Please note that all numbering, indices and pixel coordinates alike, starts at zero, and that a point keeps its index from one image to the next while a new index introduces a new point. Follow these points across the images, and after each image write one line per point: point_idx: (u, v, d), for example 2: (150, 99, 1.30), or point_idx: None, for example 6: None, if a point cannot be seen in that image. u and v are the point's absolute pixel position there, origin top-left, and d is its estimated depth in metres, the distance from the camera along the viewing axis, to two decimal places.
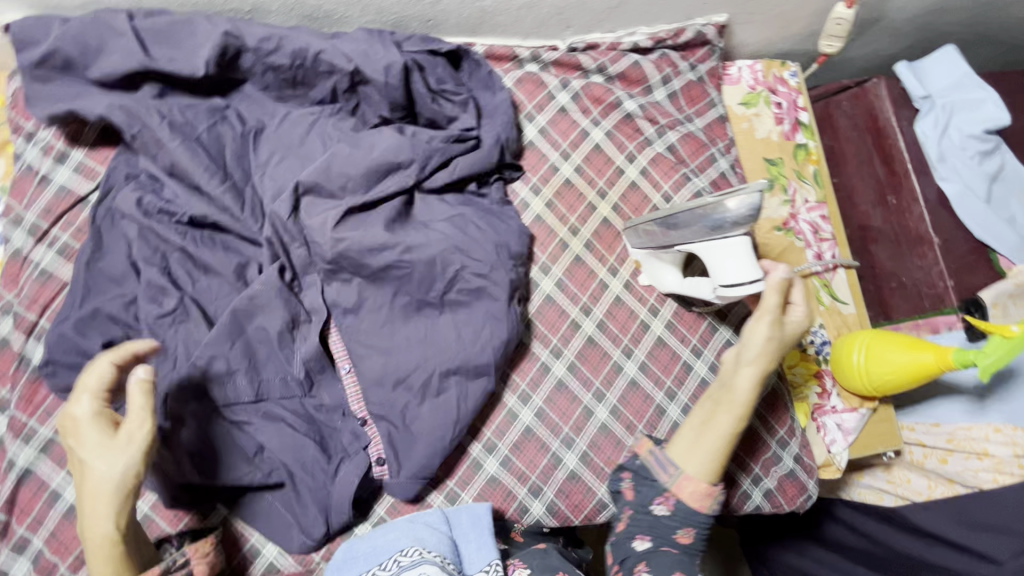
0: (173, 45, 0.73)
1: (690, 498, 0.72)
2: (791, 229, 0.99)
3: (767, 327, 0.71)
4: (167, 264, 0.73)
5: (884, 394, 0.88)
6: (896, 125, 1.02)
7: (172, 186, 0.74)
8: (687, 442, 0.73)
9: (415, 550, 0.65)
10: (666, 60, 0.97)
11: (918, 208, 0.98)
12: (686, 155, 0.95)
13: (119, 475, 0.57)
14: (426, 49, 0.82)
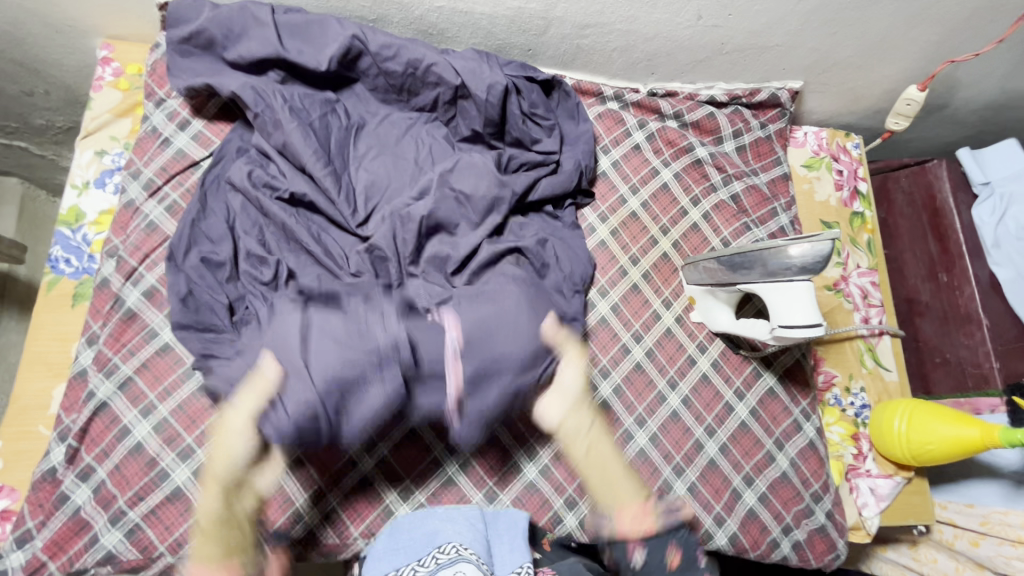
0: (304, 40, 0.81)
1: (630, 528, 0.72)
2: (841, 290, 1.02)
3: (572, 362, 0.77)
4: (262, 234, 0.79)
5: (920, 463, 0.88)
6: (953, 208, 1.04)
7: (280, 164, 0.80)
8: (602, 485, 0.74)
9: (453, 546, 0.67)
10: (739, 115, 1.03)
11: (970, 288, 1.00)
12: (748, 206, 1.00)
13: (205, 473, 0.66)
14: (524, 74, 0.89)
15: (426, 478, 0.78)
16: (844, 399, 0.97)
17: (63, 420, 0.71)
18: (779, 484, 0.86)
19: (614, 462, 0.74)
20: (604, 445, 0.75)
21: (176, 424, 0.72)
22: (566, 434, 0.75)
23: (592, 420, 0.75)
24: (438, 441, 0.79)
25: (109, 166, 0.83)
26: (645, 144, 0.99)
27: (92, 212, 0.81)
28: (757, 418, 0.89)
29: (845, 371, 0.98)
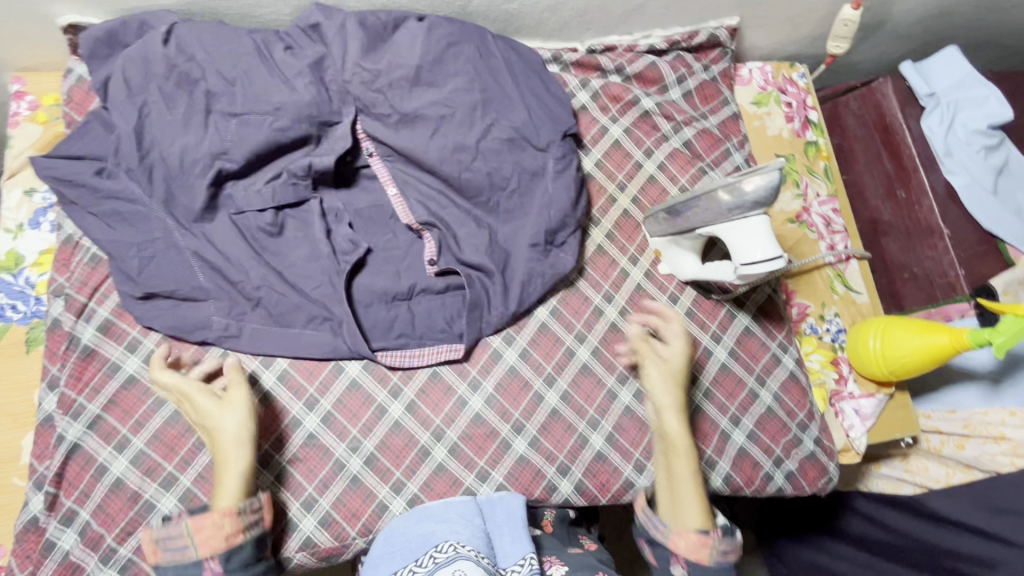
0: (221, 47, 0.78)
1: (686, 551, 0.73)
2: (805, 221, 1.02)
3: (656, 371, 0.80)
4: (208, 254, 0.77)
5: (901, 377, 0.89)
6: (904, 123, 1.04)
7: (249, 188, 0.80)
8: (668, 497, 0.76)
9: (448, 542, 0.64)
10: (681, 61, 1.02)
11: (928, 200, 1.01)
12: (702, 149, 0.99)
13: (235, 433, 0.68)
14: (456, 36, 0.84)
15: (416, 468, 0.78)
16: (819, 327, 0.98)
17: (36, 468, 0.70)
18: (766, 419, 0.88)
19: (692, 491, 0.75)
20: (688, 484, 0.75)
21: (154, 454, 0.71)
22: (666, 438, 0.78)
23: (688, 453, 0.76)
24: (424, 430, 0.79)
25: (40, 205, 0.79)
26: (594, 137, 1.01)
27: (31, 254, 0.78)
28: (737, 358, 0.90)
29: (817, 300, 0.99)
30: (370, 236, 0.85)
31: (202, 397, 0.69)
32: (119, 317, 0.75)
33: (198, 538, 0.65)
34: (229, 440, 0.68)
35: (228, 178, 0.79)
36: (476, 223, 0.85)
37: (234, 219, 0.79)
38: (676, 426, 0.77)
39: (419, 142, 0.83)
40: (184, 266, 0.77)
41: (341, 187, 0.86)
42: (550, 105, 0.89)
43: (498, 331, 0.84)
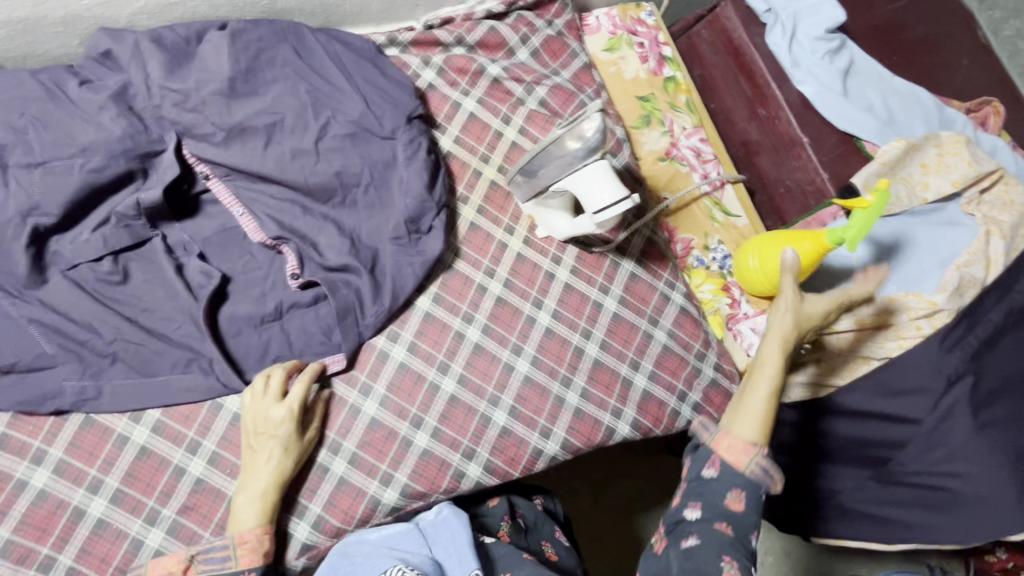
0: (13, 97, 0.73)
1: (733, 457, 0.68)
2: (675, 157, 1.03)
3: (792, 285, 0.74)
4: (47, 318, 0.72)
5: None
6: (750, 43, 1.06)
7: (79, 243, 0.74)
8: (738, 412, 0.70)
9: (398, 568, 0.61)
10: (522, 21, 1.00)
11: (785, 112, 1.03)
12: (559, 106, 0.98)
13: (273, 466, 0.71)
14: (273, 39, 0.81)
15: (316, 488, 0.75)
16: (705, 258, 0.99)
17: None
18: (664, 357, 0.89)
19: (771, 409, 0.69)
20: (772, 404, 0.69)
21: (24, 539, 0.69)
22: (789, 320, 0.73)
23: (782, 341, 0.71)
24: (319, 447, 0.77)
25: None
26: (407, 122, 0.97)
27: None
28: (627, 304, 0.90)
29: (700, 232, 1.00)
30: (227, 261, 0.81)
31: (274, 412, 0.72)
32: None
33: (239, 550, 0.68)
34: (273, 460, 0.71)
35: (51, 233, 0.74)
36: (338, 226, 0.83)
37: (68, 275, 0.73)
38: (777, 359, 0.71)
39: (254, 155, 0.79)
40: (19, 335, 0.71)
41: (184, 218, 0.81)
42: (390, 89, 0.87)
43: (380, 330, 0.82)
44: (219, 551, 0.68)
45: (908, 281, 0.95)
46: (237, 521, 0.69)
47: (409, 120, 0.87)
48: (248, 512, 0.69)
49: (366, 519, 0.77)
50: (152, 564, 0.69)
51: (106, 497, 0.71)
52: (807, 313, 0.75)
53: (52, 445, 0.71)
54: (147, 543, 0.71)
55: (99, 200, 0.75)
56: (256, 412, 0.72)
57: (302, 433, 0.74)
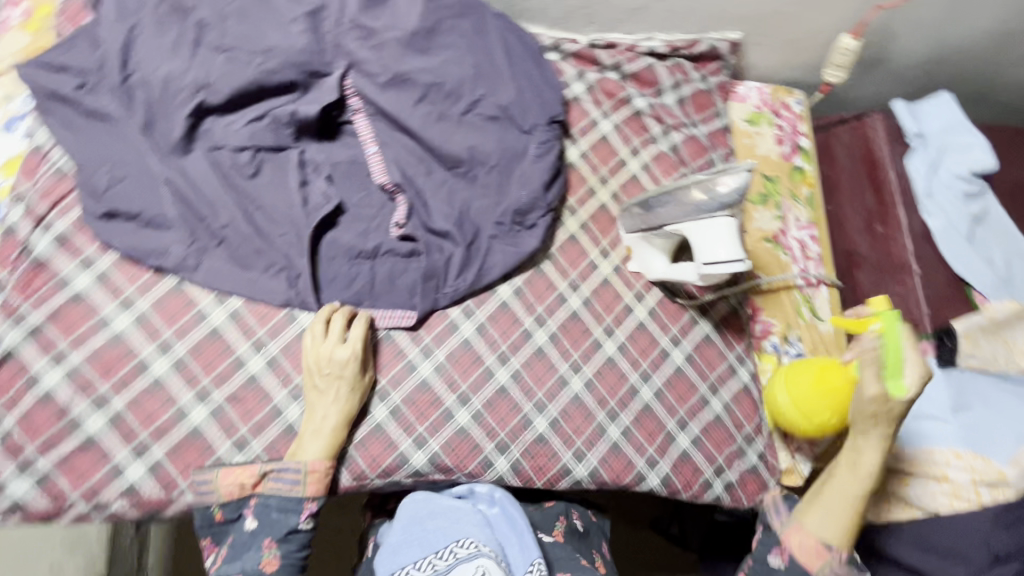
0: None
1: (802, 555, 0.76)
2: (781, 242, 1.03)
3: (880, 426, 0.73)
4: (177, 186, 0.76)
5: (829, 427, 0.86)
6: (890, 160, 1.06)
7: (230, 125, 0.79)
8: (813, 512, 0.77)
9: (471, 542, 0.66)
10: (679, 68, 1.03)
11: (902, 237, 1.02)
12: (687, 156, 1.00)
13: (337, 404, 0.73)
14: (458, 8, 0.86)
15: (353, 425, 0.76)
16: (780, 347, 0.97)
17: None
18: (713, 427, 0.88)
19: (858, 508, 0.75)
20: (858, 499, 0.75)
21: (89, 372, 0.70)
22: (908, 419, 0.72)
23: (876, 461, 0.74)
24: (368, 388, 0.78)
25: (16, 112, 0.78)
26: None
27: None
28: (693, 363, 0.90)
29: (783, 321, 0.98)
30: (344, 191, 0.85)
31: (339, 354, 0.73)
32: (77, 231, 0.74)
33: (308, 478, 0.70)
34: (340, 398, 0.73)
35: (209, 112, 0.79)
36: (455, 190, 0.86)
37: (210, 154, 0.78)
38: (877, 470, 0.74)
39: (405, 106, 0.84)
40: (149, 192, 0.75)
41: (323, 139, 0.85)
42: (544, 89, 0.91)
43: (458, 302, 0.84)
44: (287, 476, 0.69)
45: (976, 440, 0.89)
46: (302, 452, 0.71)
47: (550, 121, 0.90)
48: (313, 446, 0.71)
49: (388, 474, 0.76)
50: (222, 471, 0.69)
51: (170, 361, 0.73)
52: (904, 402, 0.70)
53: (143, 297, 0.74)
54: (190, 417, 0.72)
55: (260, 98, 0.81)
56: (319, 357, 0.74)
57: (366, 375, 0.76)
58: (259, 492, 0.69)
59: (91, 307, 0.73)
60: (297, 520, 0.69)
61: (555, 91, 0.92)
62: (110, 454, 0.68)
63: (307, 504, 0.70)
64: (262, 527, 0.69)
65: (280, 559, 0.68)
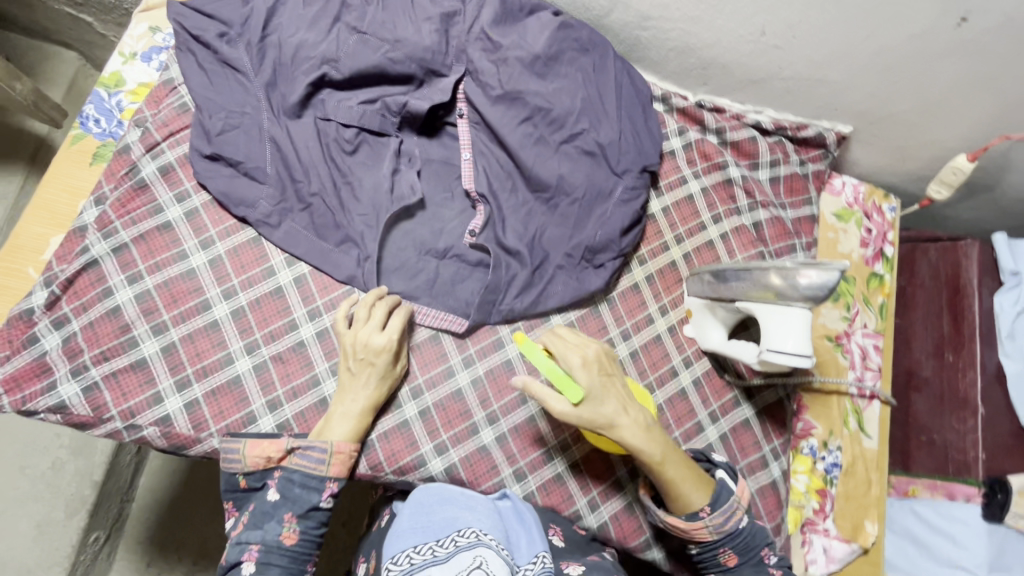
0: None
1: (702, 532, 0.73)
2: (842, 345, 0.99)
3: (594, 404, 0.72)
4: (280, 146, 0.79)
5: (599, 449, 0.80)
6: (977, 289, 1.00)
7: (342, 100, 0.82)
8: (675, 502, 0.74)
9: (471, 532, 0.63)
10: (780, 147, 1.02)
11: (974, 373, 0.96)
12: (768, 236, 0.98)
13: (368, 392, 0.73)
14: (583, 42, 0.88)
15: (382, 415, 0.77)
16: (817, 451, 0.93)
17: (54, 267, 0.72)
18: None
19: (681, 466, 0.73)
20: (679, 460, 0.74)
21: (157, 298, 0.73)
22: (610, 398, 0.73)
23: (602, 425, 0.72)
24: (404, 382, 0.79)
25: (158, 43, 0.83)
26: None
27: (131, 82, 0.82)
28: (725, 444, 0.88)
29: (827, 425, 0.94)
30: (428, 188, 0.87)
31: (376, 342, 0.74)
32: (181, 165, 0.78)
33: (333, 458, 0.70)
34: (371, 385, 0.73)
35: (328, 85, 0.82)
36: (533, 214, 0.86)
37: (318, 124, 0.81)
38: (647, 436, 0.73)
39: (508, 122, 0.85)
40: (254, 145, 0.78)
41: (422, 135, 0.88)
42: (644, 138, 0.91)
43: (510, 321, 0.84)
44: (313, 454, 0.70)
45: None
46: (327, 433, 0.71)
47: (642, 170, 0.90)
48: (337, 428, 0.72)
49: (404, 472, 0.76)
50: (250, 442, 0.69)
51: (231, 307, 0.75)
52: (592, 398, 0.71)
53: (222, 241, 0.77)
54: (234, 365, 0.73)
55: (377, 83, 0.84)
56: (354, 340, 0.74)
57: (397, 367, 0.76)
58: (283, 466, 0.70)
59: (175, 238, 0.76)
60: (319, 498, 0.70)
61: (655, 141, 0.92)
62: (156, 381, 0.71)
63: (329, 484, 0.71)
64: (283, 502, 0.69)
65: (300, 534, 0.68)
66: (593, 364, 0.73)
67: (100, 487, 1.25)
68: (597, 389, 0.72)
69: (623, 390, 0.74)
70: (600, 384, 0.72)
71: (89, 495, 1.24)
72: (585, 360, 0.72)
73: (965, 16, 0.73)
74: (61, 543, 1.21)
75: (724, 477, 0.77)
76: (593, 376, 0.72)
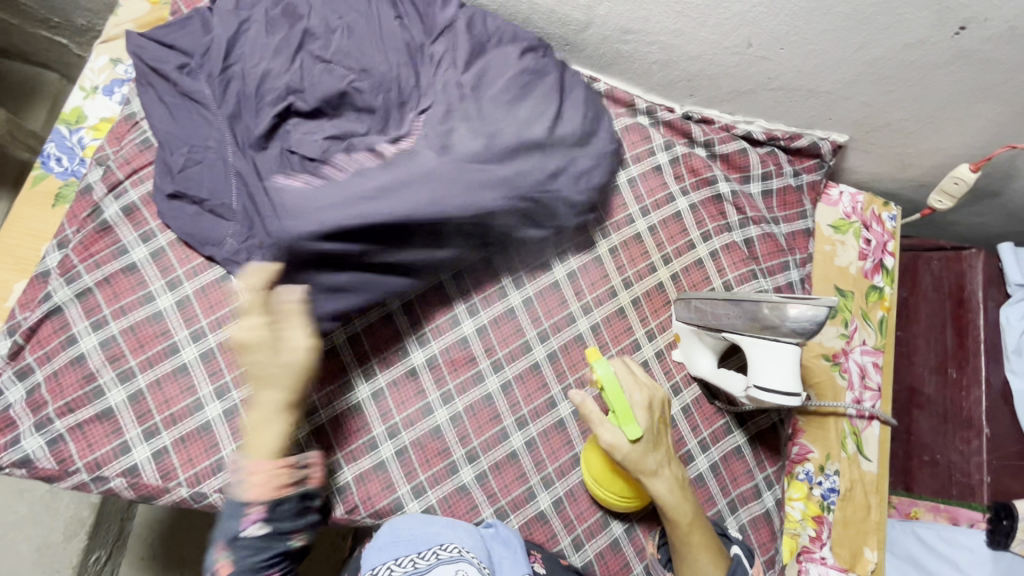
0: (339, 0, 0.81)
1: None
2: (839, 364, 0.96)
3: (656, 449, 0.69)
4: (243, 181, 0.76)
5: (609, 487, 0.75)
6: (982, 303, 0.97)
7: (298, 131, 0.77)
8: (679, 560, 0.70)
9: (454, 547, 0.64)
10: (773, 158, 0.98)
11: (978, 391, 0.93)
12: (760, 253, 0.94)
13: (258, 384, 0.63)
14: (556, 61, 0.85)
15: (357, 456, 0.75)
16: (814, 477, 0.90)
17: (16, 315, 0.71)
18: None
19: (707, 538, 0.70)
20: (705, 529, 0.70)
21: (123, 344, 0.71)
22: (660, 449, 0.70)
23: (653, 475, 0.69)
24: (379, 421, 0.76)
25: (120, 76, 0.81)
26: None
27: (92, 117, 0.80)
28: (716, 474, 0.85)
29: (824, 450, 0.91)
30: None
31: (296, 336, 0.63)
32: (145, 204, 0.76)
33: (254, 478, 0.61)
34: (276, 384, 0.63)
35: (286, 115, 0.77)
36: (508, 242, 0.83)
37: (282, 153, 0.75)
38: (679, 495, 0.69)
39: None
40: (215, 181, 0.75)
41: None
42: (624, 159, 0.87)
43: (489, 354, 0.82)
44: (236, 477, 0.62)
45: None
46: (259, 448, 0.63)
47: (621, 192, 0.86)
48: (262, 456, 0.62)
49: (380, 516, 0.74)
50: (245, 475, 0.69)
51: (199, 350, 0.73)
52: (646, 442, 0.68)
53: (189, 280, 0.75)
54: (204, 412, 0.71)
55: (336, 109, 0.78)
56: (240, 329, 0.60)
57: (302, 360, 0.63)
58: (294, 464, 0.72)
59: (141, 280, 0.74)
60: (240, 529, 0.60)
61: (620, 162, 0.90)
62: (123, 430, 0.69)
63: (249, 511, 0.60)
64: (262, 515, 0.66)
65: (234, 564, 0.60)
66: (655, 409, 0.70)
67: (97, 509, 1.23)
68: (652, 435, 0.68)
69: (671, 442, 0.72)
70: (655, 431, 0.69)
71: (87, 516, 1.23)
72: (648, 403, 0.69)
73: (962, 26, 0.68)
74: (61, 565, 1.20)
75: (739, 553, 0.74)
76: (651, 420, 0.69)
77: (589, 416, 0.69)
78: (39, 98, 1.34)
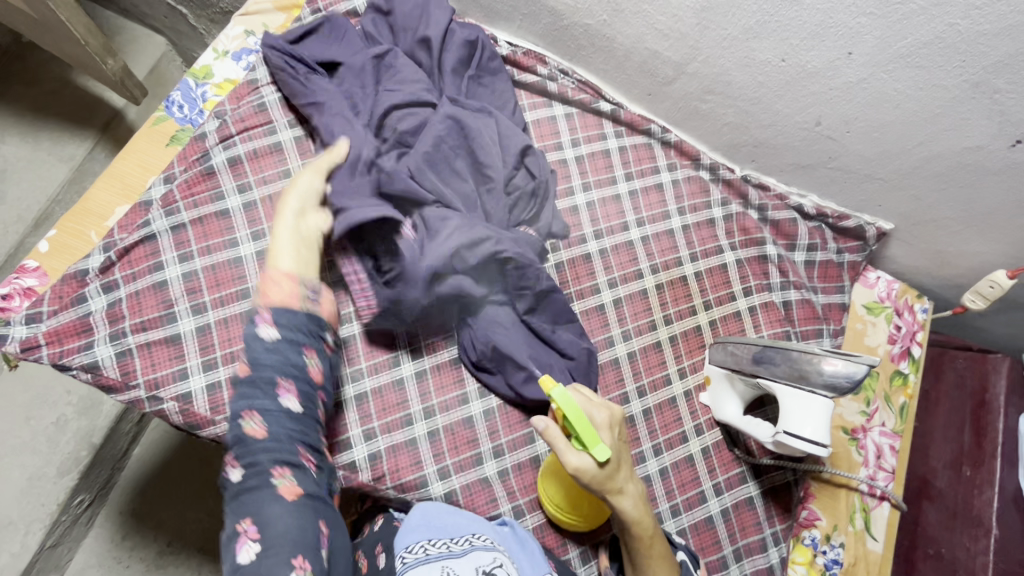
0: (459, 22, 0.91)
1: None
2: (857, 439, 0.98)
3: (619, 467, 0.68)
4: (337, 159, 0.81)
5: (568, 506, 0.75)
6: (1002, 407, 0.98)
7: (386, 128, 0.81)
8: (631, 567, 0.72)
9: (476, 537, 0.67)
10: (819, 232, 1.04)
11: (990, 492, 0.94)
12: (796, 317, 0.99)
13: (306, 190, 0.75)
14: (593, 107, 1.00)
15: (392, 429, 0.78)
16: (819, 544, 0.90)
17: (114, 235, 0.77)
18: None
19: (664, 550, 0.70)
20: (663, 541, 0.71)
21: (202, 279, 0.76)
22: (625, 467, 0.69)
23: (615, 493, 0.67)
24: (418, 401, 0.79)
25: (249, 46, 0.90)
26: (626, 197, 0.98)
27: (218, 76, 0.88)
28: (726, 520, 0.87)
29: (832, 519, 0.92)
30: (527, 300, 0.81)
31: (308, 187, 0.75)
32: (249, 159, 0.82)
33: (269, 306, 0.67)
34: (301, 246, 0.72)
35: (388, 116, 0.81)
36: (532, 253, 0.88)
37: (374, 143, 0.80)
38: (646, 511, 0.70)
39: (544, 190, 0.88)
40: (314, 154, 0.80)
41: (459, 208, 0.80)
42: (630, 196, 0.98)
43: None
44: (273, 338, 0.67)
45: None
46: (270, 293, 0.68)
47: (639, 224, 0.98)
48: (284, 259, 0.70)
49: (404, 490, 0.76)
50: None
51: None
52: (612, 461, 0.66)
53: (226, 248, 0.78)
54: None
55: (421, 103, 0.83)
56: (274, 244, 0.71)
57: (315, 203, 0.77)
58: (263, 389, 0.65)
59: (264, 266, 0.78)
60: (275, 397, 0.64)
61: (646, 207, 0.98)
62: (185, 357, 0.73)
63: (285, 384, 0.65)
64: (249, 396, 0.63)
65: (267, 429, 0.63)
66: (615, 428, 0.69)
67: (96, 450, 1.20)
68: (615, 453, 0.67)
69: (632, 460, 0.71)
70: (615, 451, 0.68)
71: (84, 456, 1.20)
72: (609, 421, 0.68)
73: (1019, 139, 0.74)
74: (47, 498, 1.17)
75: (684, 560, 0.75)
76: (613, 439, 0.68)
77: (554, 442, 0.66)
78: (144, 56, 1.46)
